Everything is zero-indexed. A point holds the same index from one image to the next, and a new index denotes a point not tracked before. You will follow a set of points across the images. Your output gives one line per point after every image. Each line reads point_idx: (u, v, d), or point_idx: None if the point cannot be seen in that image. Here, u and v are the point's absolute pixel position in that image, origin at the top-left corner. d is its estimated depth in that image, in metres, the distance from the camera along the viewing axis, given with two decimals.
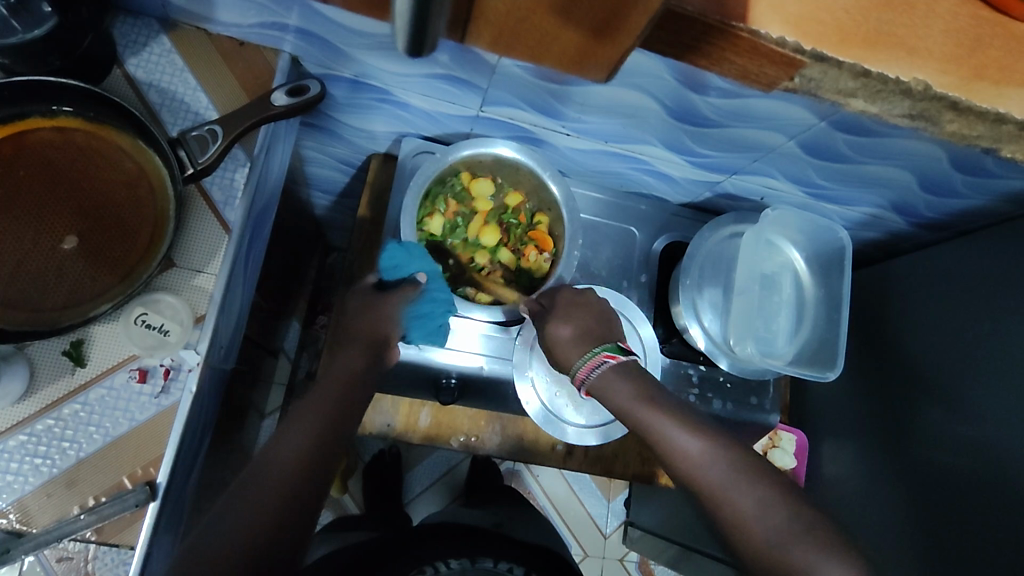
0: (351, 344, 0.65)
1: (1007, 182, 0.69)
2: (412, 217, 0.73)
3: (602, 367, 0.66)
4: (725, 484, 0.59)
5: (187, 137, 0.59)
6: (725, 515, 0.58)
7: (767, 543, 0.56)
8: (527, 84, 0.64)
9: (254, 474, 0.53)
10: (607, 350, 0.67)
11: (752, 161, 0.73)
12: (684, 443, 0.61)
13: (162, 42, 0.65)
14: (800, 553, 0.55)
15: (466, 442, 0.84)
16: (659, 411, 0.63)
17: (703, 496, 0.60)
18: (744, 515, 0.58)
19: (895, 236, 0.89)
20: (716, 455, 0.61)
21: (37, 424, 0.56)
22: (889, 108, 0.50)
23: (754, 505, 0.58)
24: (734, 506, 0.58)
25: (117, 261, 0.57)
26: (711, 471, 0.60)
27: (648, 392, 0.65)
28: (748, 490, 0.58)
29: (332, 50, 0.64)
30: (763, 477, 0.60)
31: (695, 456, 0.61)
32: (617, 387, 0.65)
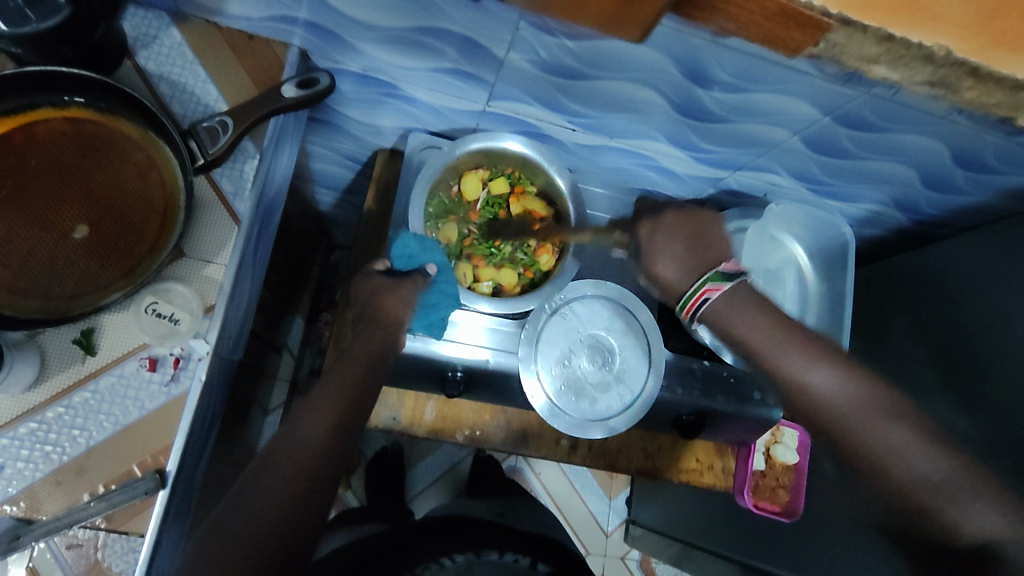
0: (372, 324, 0.63)
1: (1009, 178, 0.69)
2: (420, 208, 0.74)
3: (707, 304, 0.58)
4: (864, 413, 0.52)
5: (198, 128, 0.60)
6: (862, 453, 0.51)
7: (910, 480, 0.49)
8: (535, 78, 0.64)
9: (267, 465, 0.51)
10: (707, 282, 0.58)
11: (757, 156, 0.74)
12: (820, 381, 0.54)
13: (172, 35, 0.65)
14: (960, 495, 0.46)
15: (471, 435, 0.86)
16: (790, 345, 0.56)
17: (837, 433, 0.53)
18: (886, 442, 0.50)
19: (897, 233, 0.90)
20: (860, 392, 0.53)
21: (47, 412, 0.56)
22: (911, 75, 0.48)
23: (917, 444, 0.49)
24: (873, 436, 0.51)
25: (127, 251, 0.57)
26: (848, 407, 0.52)
27: (766, 309, 0.58)
28: (887, 428, 0.51)
29: (341, 44, 0.64)
30: (953, 450, 0.49)
31: (826, 393, 0.53)
32: (736, 319, 0.57)
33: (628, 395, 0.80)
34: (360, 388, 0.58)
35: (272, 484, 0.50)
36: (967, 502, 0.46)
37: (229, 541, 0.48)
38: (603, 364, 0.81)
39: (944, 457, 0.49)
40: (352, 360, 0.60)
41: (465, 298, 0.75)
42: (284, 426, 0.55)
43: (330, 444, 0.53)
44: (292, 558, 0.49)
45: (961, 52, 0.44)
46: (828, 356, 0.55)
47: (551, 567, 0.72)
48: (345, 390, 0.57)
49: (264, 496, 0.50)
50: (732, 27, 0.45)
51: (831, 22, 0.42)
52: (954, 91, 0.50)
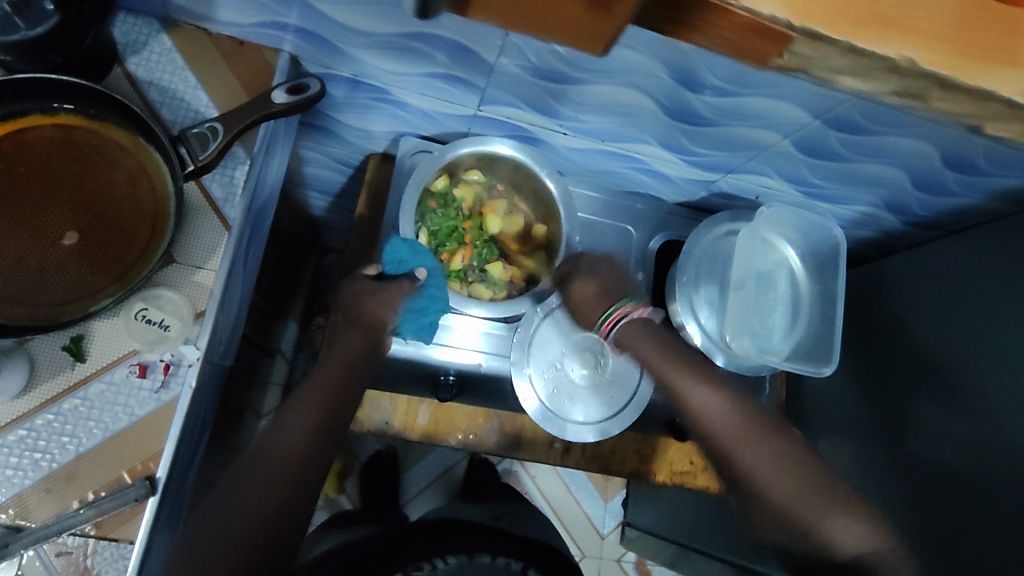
0: (353, 327, 0.65)
1: (1000, 180, 0.70)
2: (411, 213, 0.74)
3: (624, 320, 0.74)
4: (735, 439, 0.67)
5: (188, 134, 0.60)
6: (738, 468, 0.66)
7: (788, 504, 0.63)
8: (525, 83, 0.64)
9: (250, 473, 0.51)
10: (626, 304, 0.75)
11: (747, 159, 0.74)
12: (698, 398, 0.70)
13: (162, 41, 0.65)
14: (823, 515, 0.62)
15: (465, 440, 0.82)
16: (681, 369, 0.72)
17: (717, 452, 0.68)
18: (767, 477, 0.64)
19: (888, 234, 0.90)
20: (735, 412, 0.69)
21: (37, 419, 0.56)
22: (876, 87, 0.47)
23: (784, 459, 0.65)
24: (767, 489, 0.64)
25: (117, 257, 0.57)
26: (726, 423, 0.68)
27: (660, 343, 0.74)
28: (763, 452, 0.66)
29: (332, 50, 0.64)
30: (788, 442, 0.67)
31: (710, 409, 0.69)
32: (638, 343, 0.75)
33: (619, 397, 0.80)
34: (342, 393, 0.59)
35: (257, 490, 0.50)
36: (834, 520, 0.61)
37: (210, 547, 0.47)
38: (595, 366, 0.81)
39: (805, 474, 0.64)
40: (332, 366, 0.61)
41: (457, 302, 0.74)
42: (266, 431, 0.55)
43: (311, 447, 0.54)
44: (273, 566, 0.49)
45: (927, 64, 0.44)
46: (709, 378, 0.72)
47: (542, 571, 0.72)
48: (327, 395, 0.58)
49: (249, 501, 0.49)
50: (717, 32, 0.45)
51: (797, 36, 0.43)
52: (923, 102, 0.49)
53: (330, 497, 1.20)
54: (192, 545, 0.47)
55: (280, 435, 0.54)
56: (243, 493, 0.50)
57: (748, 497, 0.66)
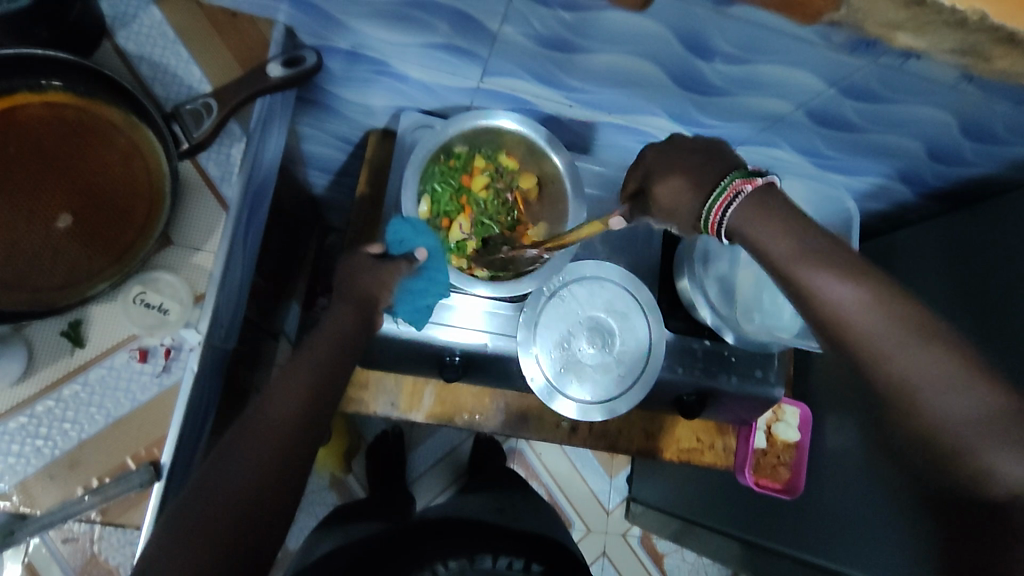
0: (344, 302, 0.63)
1: (1018, 149, 0.68)
2: (413, 189, 0.72)
3: (739, 199, 0.52)
4: (886, 337, 0.45)
5: (181, 110, 0.58)
6: (888, 382, 0.45)
7: (946, 418, 0.43)
8: (531, 53, 0.62)
9: (234, 447, 0.50)
10: (735, 180, 0.53)
11: (759, 131, 0.72)
12: (836, 293, 0.48)
13: (152, 13, 0.63)
14: (985, 440, 0.41)
15: (470, 420, 0.85)
16: (819, 257, 0.49)
17: (860, 355, 0.47)
18: (921, 377, 0.44)
19: (900, 207, 0.88)
20: (895, 315, 0.46)
21: (37, 406, 0.55)
22: (938, 41, 0.47)
23: (969, 388, 0.42)
24: (923, 399, 0.43)
25: (114, 239, 0.56)
26: (876, 328, 0.46)
27: (796, 232, 0.51)
28: (935, 359, 0.44)
29: (330, 20, 0.62)
30: (993, 377, 0.42)
31: (846, 308, 0.47)
32: (762, 229, 0.52)
33: (628, 376, 0.79)
34: (335, 366, 0.57)
35: (243, 461, 0.49)
36: (998, 449, 0.40)
37: (206, 512, 0.47)
38: (602, 345, 0.80)
39: (981, 394, 0.42)
40: (325, 336, 0.59)
41: (461, 281, 0.72)
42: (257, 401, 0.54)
43: (303, 416, 0.53)
44: (263, 541, 0.49)
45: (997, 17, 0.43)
46: (860, 270, 0.48)
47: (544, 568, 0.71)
48: (320, 370, 0.56)
49: (232, 479, 0.48)
50: None
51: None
52: (987, 59, 0.49)
53: (338, 477, 1.21)
54: (183, 510, 0.47)
55: (274, 408, 0.52)
56: (227, 469, 0.49)
57: (886, 393, 0.45)
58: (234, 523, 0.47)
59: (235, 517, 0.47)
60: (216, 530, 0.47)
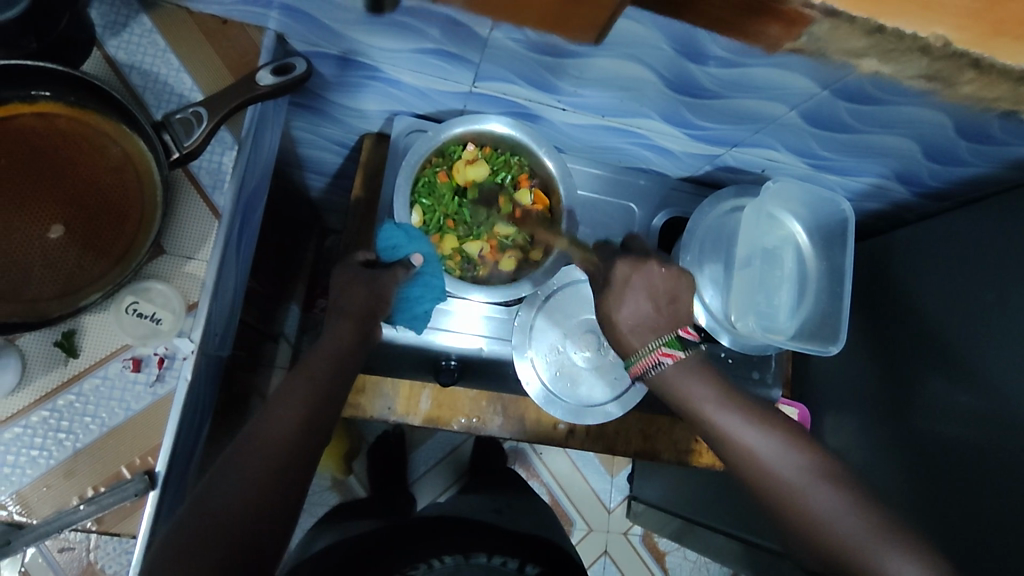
0: (341, 317, 0.62)
1: (1015, 149, 0.67)
2: (405, 194, 0.72)
3: (658, 366, 0.63)
4: (795, 478, 0.60)
5: (172, 120, 0.57)
6: (797, 510, 0.59)
7: (848, 542, 0.57)
8: (521, 57, 0.62)
9: (234, 465, 0.50)
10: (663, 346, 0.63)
11: (753, 132, 0.71)
12: (758, 444, 0.61)
13: (142, 21, 0.63)
14: (880, 551, 0.56)
15: (468, 424, 0.82)
16: (737, 408, 0.63)
17: (771, 494, 0.60)
18: (823, 516, 0.58)
19: (898, 206, 0.88)
20: (799, 460, 0.61)
21: (32, 416, 0.55)
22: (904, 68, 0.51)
23: (862, 524, 0.57)
24: (818, 521, 0.58)
25: (106, 249, 0.56)
26: (782, 468, 0.60)
27: (721, 384, 0.65)
28: (837, 495, 0.59)
29: (321, 28, 0.62)
30: (877, 508, 0.58)
31: (765, 457, 0.61)
32: (695, 384, 0.63)
33: (624, 378, 0.79)
34: (331, 381, 0.57)
35: (244, 478, 0.49)
36: (892, 558, 0.55)
37: (206, 521, 0.47)
38: (598, 348, 0.80)
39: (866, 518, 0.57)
40: (322, 352, 0.59)
41: (455, 288, 0.73)
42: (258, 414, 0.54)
43: (304, 428, 0.53)
44: (259, 556, 0.48)
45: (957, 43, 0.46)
46: (765, 421, 0.63)
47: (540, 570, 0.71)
48: (317, 381, 0.57)
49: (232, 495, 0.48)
50: None
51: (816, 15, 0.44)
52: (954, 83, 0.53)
53: (339, 478, 1.21)
54: (184, 523, 0.47)
55: (274, 418, 0.53)
56: (227, 486, 0.48)
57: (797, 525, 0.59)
58: (233, 533, 0.47)
59: (236, 534, 0.47)
60: (218, 539, 0.46)
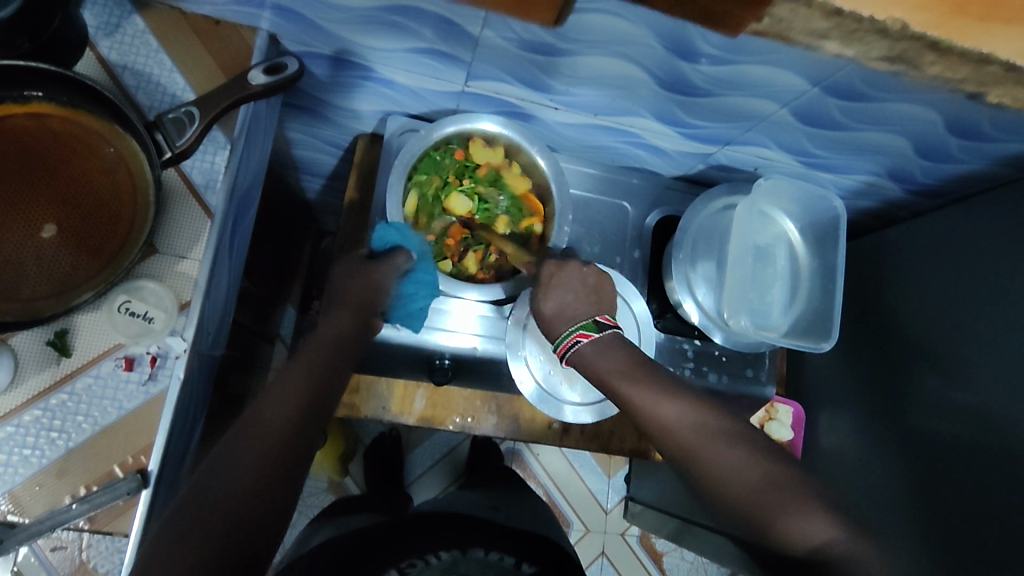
0: (341, 309, 0.64)
1: (1005, 145, 0.67)
2: (398, 194, 0.72)
3: (577, 348, 0.66)
4: (695, 440, 0.57)
5: (164, 119, 0.57)
6: (701, 473, 0.56)
7: (748, 492, 0.53)
8: (512, 56, 0.62)
9: (231, 451, 0.50)
10: (579, 329, 0.67)
11: (744, 130, 0.71)
12: (666, 410, 0.60)
13: (135, 22, 0.63)
14: (775, 510, 0.51)
15: (462, 423, 0.82)
16: (647, 382, 0.62)
17: (680, 458, 0.58)
18: (734, 471, 0.55)
19: (892, 205, 0.88)
20: (703, 420, 0.59)
21: (25, 415, 0.55)
22: (865, 50, 0.49)
23: (756, 465, 0.54)
24: (719, 475, 0.55)
25: (98, 249, 0.56)
26: (694, 435, 0.57)
27: (633, 356, 0.65)
28: (749, 460, 0.55)
29: (312, 27, 0.62)
30: (767, 463, 0.54)
31: (673, 419, 0.59)
32: (609, 354, 0.65)
33: None
34: (327, 372, 0.58)
35: (241, 464, 0.49)
36: (796, 514, 0.51)
37: (207, 507, 0.46)
38: None
39: (769, 465, 0.54)
40: (320, 343, 0.60)
41: (449, 286, 0.72)
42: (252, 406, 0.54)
43: (300, 415, 0.53)
44: (261, 544, 0.48)
45: (916, 26, 0.45)
46: (673, 390, 0.62)
47: (536, 567, 0.71)
48: (314, 372, 0.57)
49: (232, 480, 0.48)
50: None
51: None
52: (917, 67, 0.51)
53: (336, 480, 1.21)
54: (181, 510, 0.47)
55: (271, 407, 0.53)
56: (226, 471, 0.48)
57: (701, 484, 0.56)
58: (235, 519, 0.47)
59: (228, 521, 0.46)
60: (217, 526, 0.46)
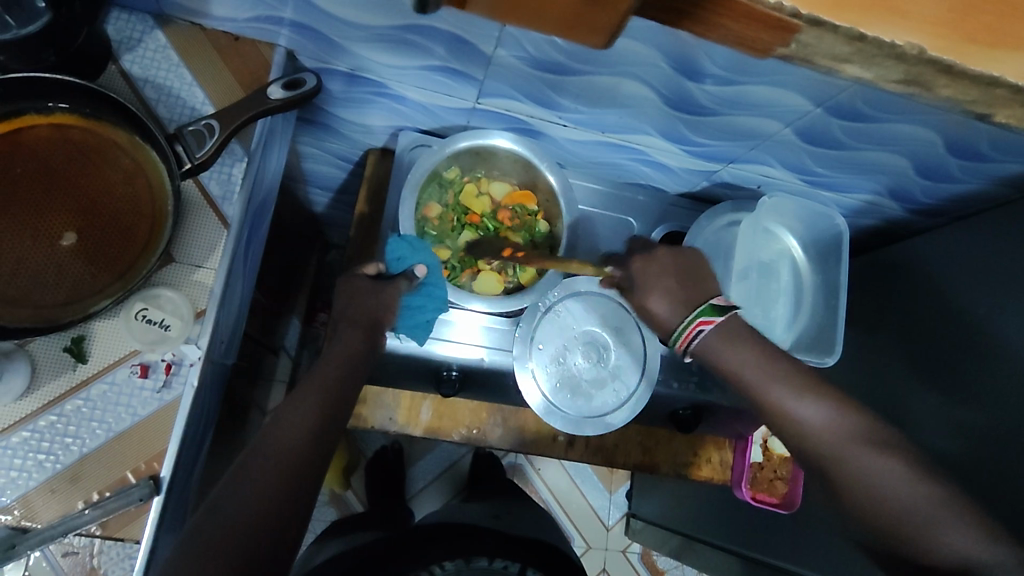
0: (353, 326, 0.64)
1: (1004, 166, 0.69)
2: (410, 207, 0.73)
3: (700, 336, 0.60)
4: (840, 447, 0.55)
5: (184, 132, 0.59)
6: (841, 476, 0.54)
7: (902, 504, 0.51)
8: (525, 75, 0.64)
9: (248, 471, 0.50)
10: (700, 316, 0.60)
11: (749, 149, 0.73)
12: (803, 414, 0.57)
13: (156, 37, 0.65)
14: (923, 524, 0.50)
15: (467, 434, 0.87)
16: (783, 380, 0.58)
17: (819, 463, 0.56)
18: (879, 484, 0.52)
19: (892, 223, 0.90)
20: (837, 417, 0.56)
21: (39, 421, 0.56)
22: (882, 73, 0.48)
23: (923, 500, 0.50)
24: (867, 471, 0.53)
25: (114, 258, 0.57)
26: (837, 440, 0.55)
27: (767, 355, 0.60)
28: (888, 466, 0.53)
29: (329, 44, 0.64)
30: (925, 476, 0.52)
31: (816, 422, 0.56)
32: (732, 353, 0.60)
33: (623, 391, 0.80)
34: (341, 391, 0.58)
35: (255, 488, 0.49)
36: (941, 532, 0.49)
37: (218, 537, 0.46)
38: (597, 360, 0.81)
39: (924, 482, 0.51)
40: (333, 361, 0.60)
41: (457, 297, 0.73)
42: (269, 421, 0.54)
43: (313, 430, 0.54)
44: (274, 561, 0.47)
45: (934, 50, 0.46)
46: (811, 387, 0.58)
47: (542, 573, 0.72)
48: (327, 389, 0.57)
49: (248, 502, 0.48)
50: (715, 33, 0.46)
51: (801, 24, 0.43)
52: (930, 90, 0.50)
53: (337, 493, 1.21)
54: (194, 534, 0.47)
55: (285, 427, 0.53)
56: (242, 494, 0.49)
57: (836, 479, 0.55)
58: (249, 538, 0.47)
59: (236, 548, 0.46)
60: (230, 554, 0.46)
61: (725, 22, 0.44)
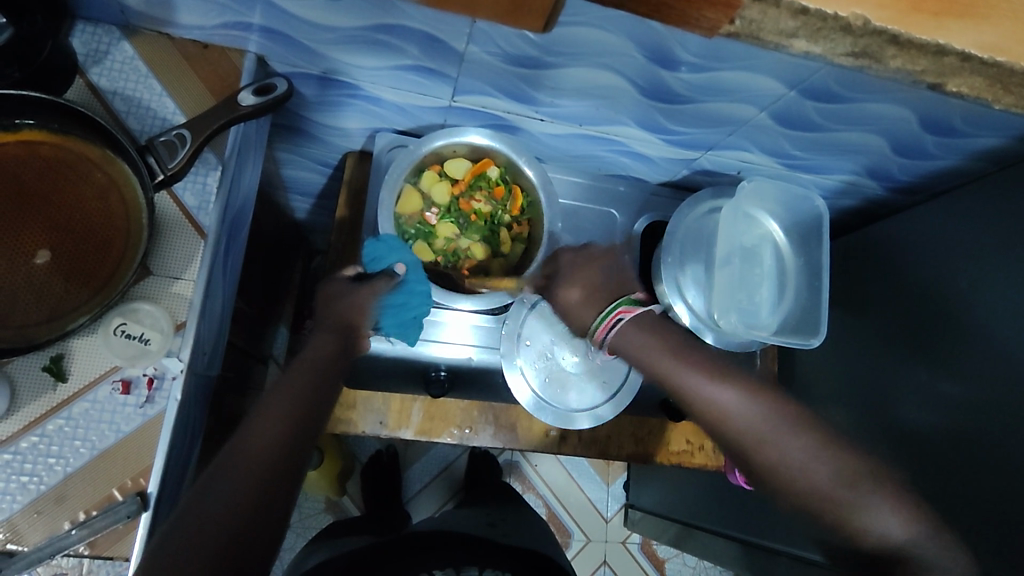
0: (326, 331, 0.64)
1: (979, 141, 0.70)
2: (389, 209, 0.73)
3: (619, 323, 0.72)
4: (765, 427, 0.62)
5: (156, 143, 0.58)
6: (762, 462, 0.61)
7: (824, 487, 0.58)
8: (498, 70, 0.63)
9: (218, 474, 0.49)
10: (622, 305, 0.72)
11: (727, 135, 0.73)
12: (715, 397, 0.65)
13: (123, 48, 0.64)
14: (850, 499, 0.57)
15: (460, 434, 0.83)
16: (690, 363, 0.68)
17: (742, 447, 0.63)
18: (794, 467, 0.60)
19: (872, 202, 0.91)
20: (753, 406, 0.63)
21: (22, 442, 0.55)
22: (831, 47, 0.49)
23: (826, 464, 0.59)
24: (781, 453, 0.60)
25: (90, 274, 0.56)
26: (760, 427, 0.62)
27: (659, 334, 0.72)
28: (799, 443, 0.60)
29: (299, 47, 0.63)
30: (821, 444, 0.60)
31: (728, 407, 0.64)
32: (634, 337, 0.72)
33: (612, 382, 0.81)
34: (313, 395, 0.57)
35: (225, 492, 0.48)
36: (869, 512, 0.56)
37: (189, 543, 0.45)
38: (585, 353, 0.81)
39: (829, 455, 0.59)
40: (302, 366, 0.59)
41: (442, 297, 0.73)
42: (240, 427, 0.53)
43: (292, 433, 0.53)
44: (254, 566, 0.47)
45: (877, 20, 0.47)
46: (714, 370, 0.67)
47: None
48: (297, 393, 0.56)
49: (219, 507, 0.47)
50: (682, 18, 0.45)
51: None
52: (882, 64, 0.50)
53: (333, 500, 1.21)
54: (164, 546, 0.45)
55: (253, 431, 0.52)
56: (212, 500, 0.47)
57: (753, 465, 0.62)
58: (232, 541, 0.46)
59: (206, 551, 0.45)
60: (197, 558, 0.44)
61: (690, 9, 0.43)
